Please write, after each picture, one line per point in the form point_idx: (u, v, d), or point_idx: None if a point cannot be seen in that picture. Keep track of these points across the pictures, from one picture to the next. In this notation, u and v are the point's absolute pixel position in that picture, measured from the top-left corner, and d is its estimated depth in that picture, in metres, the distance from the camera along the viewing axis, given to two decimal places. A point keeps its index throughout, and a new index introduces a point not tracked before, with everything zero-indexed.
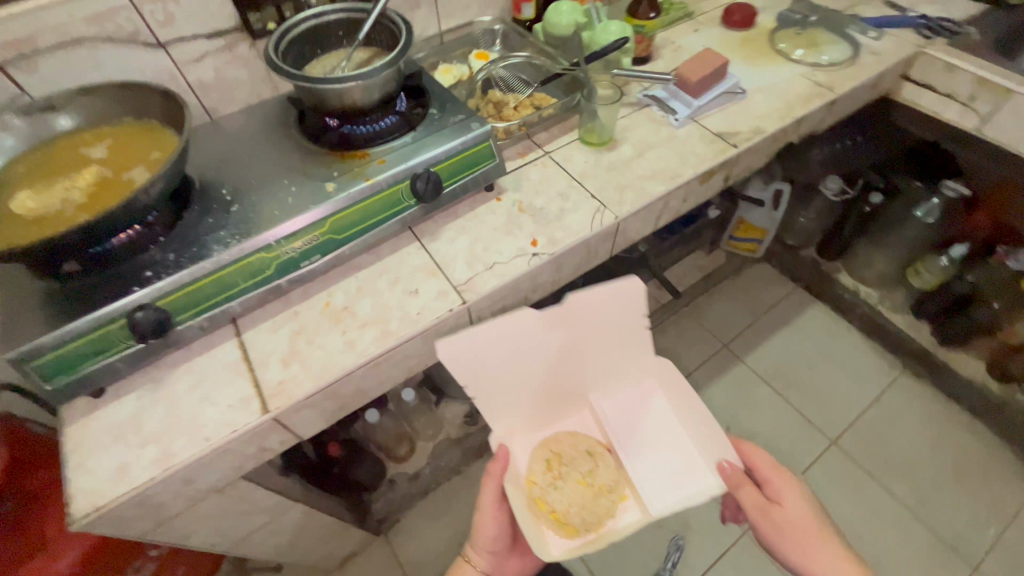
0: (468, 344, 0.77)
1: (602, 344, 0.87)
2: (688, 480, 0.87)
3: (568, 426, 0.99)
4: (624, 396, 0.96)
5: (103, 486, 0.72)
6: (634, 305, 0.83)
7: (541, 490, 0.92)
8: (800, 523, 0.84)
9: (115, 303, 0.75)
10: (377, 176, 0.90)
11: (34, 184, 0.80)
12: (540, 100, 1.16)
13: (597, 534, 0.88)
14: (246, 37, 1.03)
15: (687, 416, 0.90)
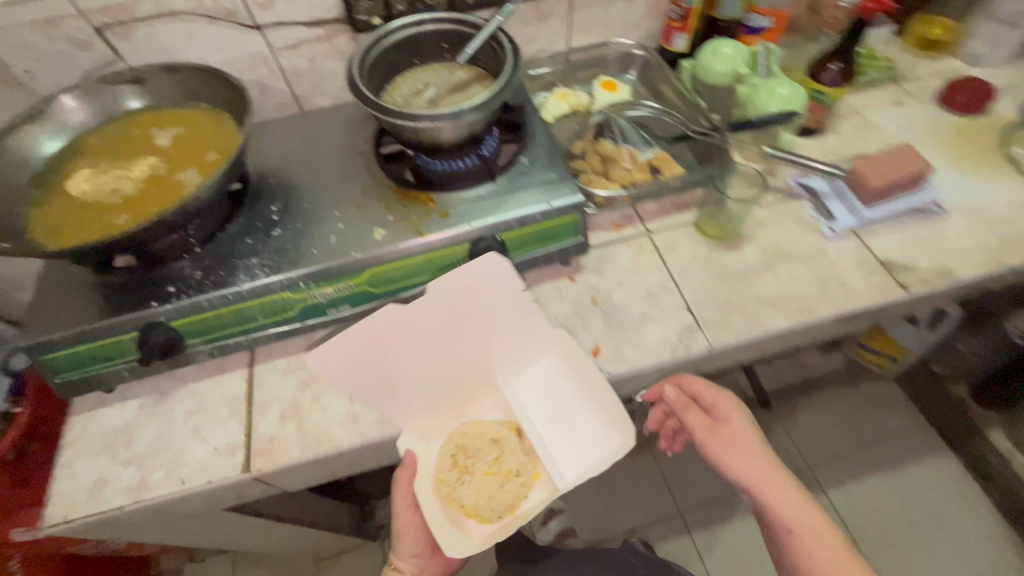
0: (335, 345, 0.66)
1: (474, 315, 0.71)
2: (597, 446, 0.73)
3: (474, 411, 0.80)
4: (532, 384, 0.78)
5: (77, 499, 0.69)
6: (503, 275, 0.70)
7: (450, 488, 0.77)
8: (754, 474, 0.72)
9: (129, 315, 0.70)
10: (434, 232, 0.77)
11: (94, 163, 0.77)
12: (659, 166, 0.94)
13: (512, 519, 0.75)
14: (348, 30, 0.92)
15: (580, 377, 0.74)
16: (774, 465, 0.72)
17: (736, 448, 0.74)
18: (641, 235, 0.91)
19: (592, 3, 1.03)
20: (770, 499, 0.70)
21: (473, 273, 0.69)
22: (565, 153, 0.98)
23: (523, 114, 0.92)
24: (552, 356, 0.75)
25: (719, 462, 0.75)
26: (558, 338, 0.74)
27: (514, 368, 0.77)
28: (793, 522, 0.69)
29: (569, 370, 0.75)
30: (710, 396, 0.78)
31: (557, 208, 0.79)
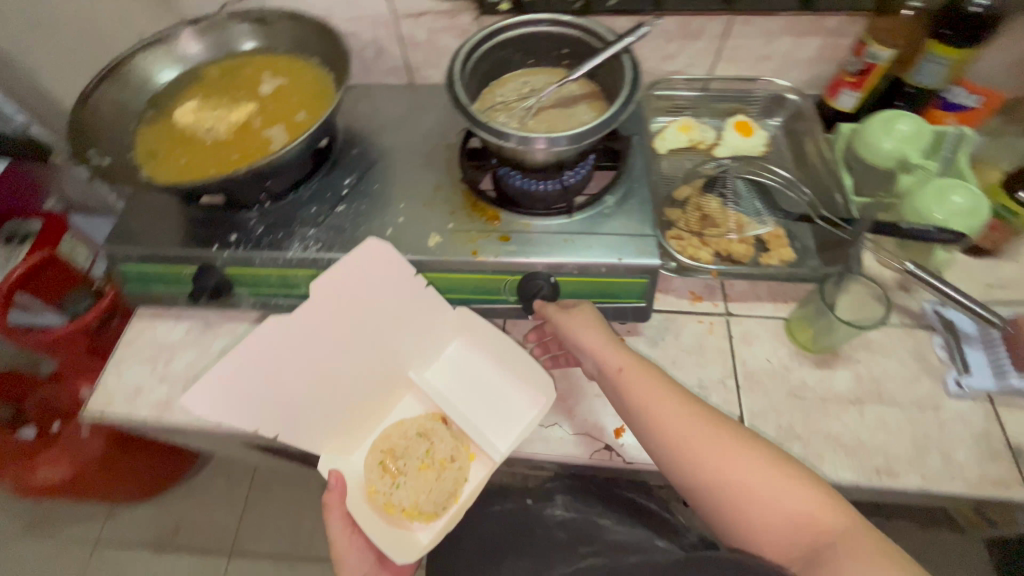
0: (218, 383, 0.61)
1: (370, 305, 0.70)
2: (518, 413, 0.73)
3: (393, 415, 0.79)
4: (441, 368, 0.79)
5: (114, 396, 0.77)
6: (385, 263, 0.67)
7: (386, 497, 0.72)
8: (671, 421, 0.62)
9: (191, 251, 0.74)
10: (487, 255, 0.72)
11: (202, 97, 0.80)
12: (770, 245, 0.81)
13: (456, 506, 0.72)
14: (474, 10, 0.86)
15: (500, 350, 0.75)
16: (620, 367, 0.66)
17: (646, 396, 0.64)
18: (718, 315, 0.80)
19: (754, 32, 0.87)
20: (692, 446, 0.60)
21: (352, 271, 0.66)
22: (665, 197, 0.87)
23: (629, 146, 0.82)
24: (460, 334, 0.78)
25: (627, 411, 0.65)
26: (465, 317, 0.74)
27: (420, 354, 0.78)
28: (727, 474, 0.58)
29: (468, 334, 0.77)
30: (609, 349, 0.68)
31: (625, 266, 0.71)
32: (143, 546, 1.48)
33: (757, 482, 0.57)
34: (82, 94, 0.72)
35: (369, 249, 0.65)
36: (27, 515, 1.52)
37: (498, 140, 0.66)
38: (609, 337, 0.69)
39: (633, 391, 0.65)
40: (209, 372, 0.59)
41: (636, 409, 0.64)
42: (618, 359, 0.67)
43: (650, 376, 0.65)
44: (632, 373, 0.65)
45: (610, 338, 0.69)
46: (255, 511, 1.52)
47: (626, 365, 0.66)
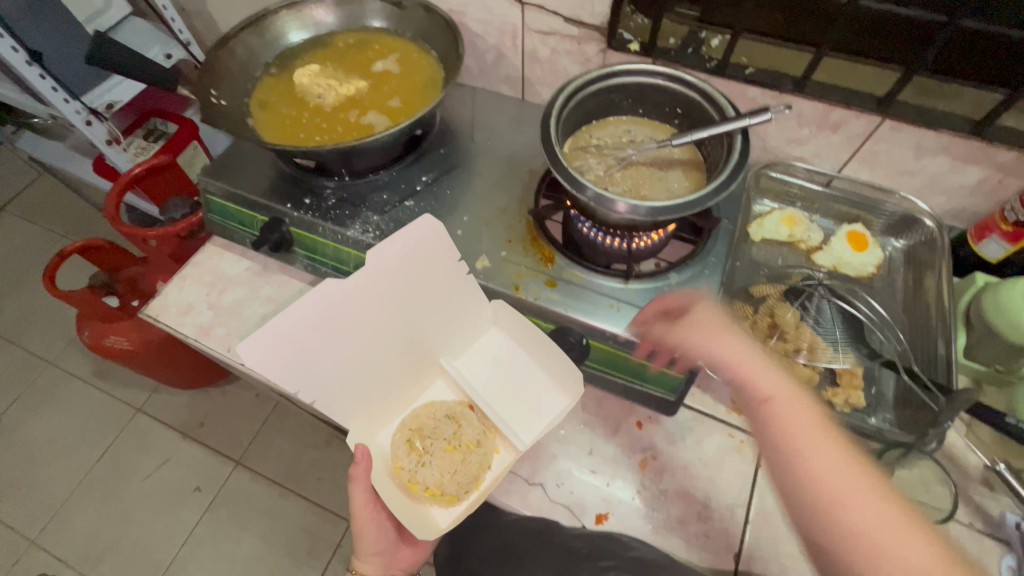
0: (274, 332, 0.57)
1: (424, 278, 0.65)
2: (548, 406, 0.69)
3: (425, 396, 0.75)
4: (473, 359, 0.74)
5: (170, 306, 0.85)
6: (431, 238, 0.62)
7: (410, 474, 0.68)
8: (800, 436, 0.51)
9: (267, 202, 0.79)
10: (530, 294, 0.70)
11: (325, 65, 0.85)
12: (841, 381, 0.71)
13: (478, 493, 0.67)
14: (601, 42, 0.83)
15: (534, 348, 0.70)
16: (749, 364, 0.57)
17: (779, 400, 0.54)
18: (752, 435, 0.74)
19: (904, 141, 0.76)
20: (819, 467, 0.48)
21: (409, 241, 0.61)
22: (741, 289, 0.79)
23: (716, 228, 0.75)
24: (497, 321, 0.73)
25: (755, 417, 0.55)
26: (500, 309, 0.70)
27: (454, 340, 0.73)
28: (842, 511, 0.46)
29: (505, 327, 0.72)
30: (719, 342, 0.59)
31: (665, 354, 0.65)
32: (171, 427, 1.64)
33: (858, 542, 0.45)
34: (222, 36, 0.79)
35: (420, 224, 0.60)
36: (95, 365, 1.74)
37: (574, 189, 0.63)
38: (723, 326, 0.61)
39: (764, 395, 0.55)
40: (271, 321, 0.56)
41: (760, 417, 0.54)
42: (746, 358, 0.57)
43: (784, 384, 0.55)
44: (768, 372, 0.56)
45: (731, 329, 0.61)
46: (267, 434, 1.63)
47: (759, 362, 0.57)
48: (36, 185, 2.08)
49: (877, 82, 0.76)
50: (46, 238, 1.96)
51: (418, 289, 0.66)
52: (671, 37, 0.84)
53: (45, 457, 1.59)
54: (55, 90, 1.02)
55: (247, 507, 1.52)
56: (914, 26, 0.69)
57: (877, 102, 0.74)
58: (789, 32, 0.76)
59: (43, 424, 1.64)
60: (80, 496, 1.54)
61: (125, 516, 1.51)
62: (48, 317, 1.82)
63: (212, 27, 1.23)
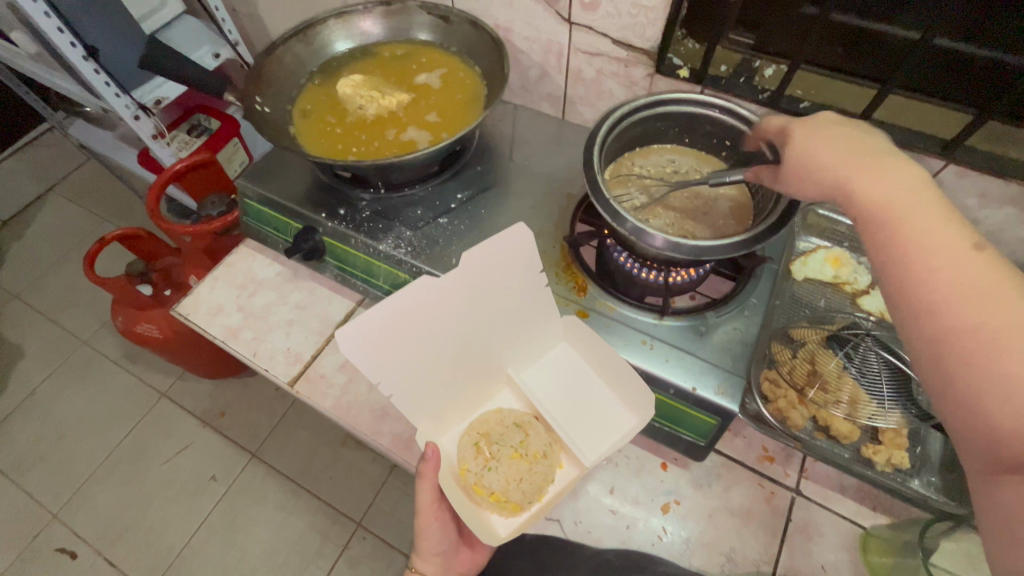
0: (371, 322, 0.55)
1: (511, 285, 0.62)
2: (616, 427, 0.67)
3: (491, 402, 0.73)
4: (542, 371, 0.72)
5: (201, 306, 0.86)
6: (529, 246, 0.60)
7: (476, 477, 0.66)
8: (945, 266, 0.42)
9: (302, 210, 0.79)
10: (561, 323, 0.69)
11: (368, 76, 0.85)
12: (883, 438, 0.67)
13: (540, 505, 0.65)
14: (649, 66, 0.81)
15: (606, 366, 0.67)
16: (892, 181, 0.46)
17: (918, 214, 0.45)
18: (784, 487, 0.70)
19: (968, 187, 0.72)
20: (948, 303, 0.41)
21: (509, 246, 0.59)
22: (780, 331, 0.76)
23: (760, 268, 0.73)
24: (569, 336, 0.70)
25: (883, 251, 0.46)
26: (571, 324, 0.67)
27: (527, 351, 0.71)
28: (984, 346, 0.39)
29: (579, 341, 0.69)
30: (851, 164, 0.48)
31: (697, 398, 0.63)
32: (193, 415, 1.67)
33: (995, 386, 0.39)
34: (270, 45, 0.80)
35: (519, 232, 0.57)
36: (126, 348, 1.79)
37: (613, 221, 0.61)
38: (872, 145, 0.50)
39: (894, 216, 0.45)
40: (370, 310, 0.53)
41: (884, 252, 0.46)
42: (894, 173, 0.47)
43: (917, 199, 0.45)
44: (906, 188, 0.46)
45: (865, 145, 0.50)
46: (284, 429, 1.64)
47: (907, 177, 0.46)
48: (84, 169, 2.17)
49: (942, 123, 0.72)
50: (89, 220, 2.03)
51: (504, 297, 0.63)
52: (722, 65, 0.80)
53: (73, 434, 1.64)
54: (108, 86, 1.04)
55: (260, 501, 1.53)
56: (988, 68, 0.65)
57: (940, 146, 0.70)
58: (850, 66, 0.74)
59: (72, 402, 1.70)
60: (102, 475, 1.58)
61: (143, 499, 1.54)
62: (84, 298, 1.88)
63: (261, 29, 1.25)
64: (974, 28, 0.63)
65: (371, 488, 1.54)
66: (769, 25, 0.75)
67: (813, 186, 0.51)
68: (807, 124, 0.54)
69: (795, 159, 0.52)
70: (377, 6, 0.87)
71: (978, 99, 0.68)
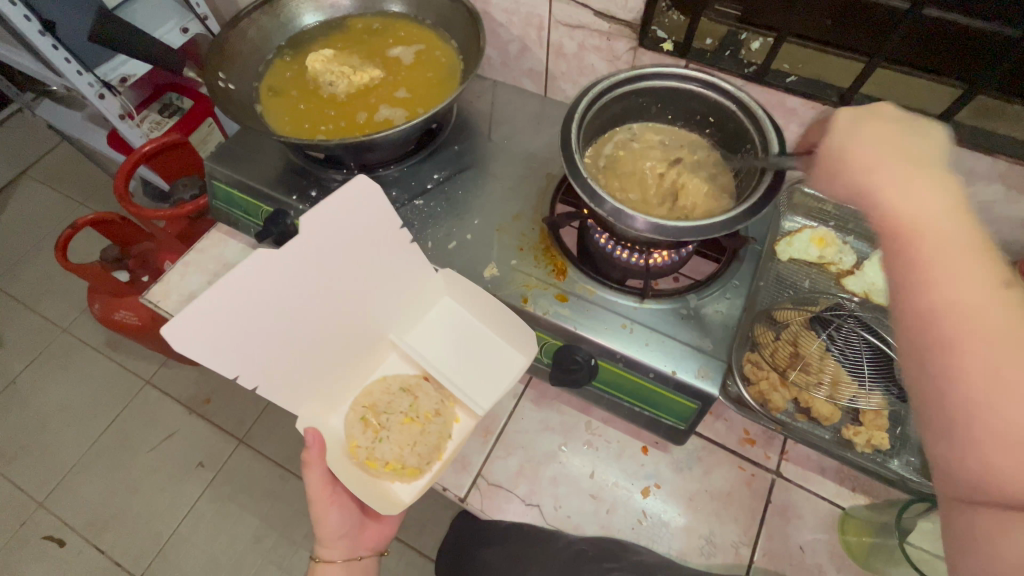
0: (207, 313, 0.53)
1: (363, 244, 0.62)
2: (505, 371, 0.68)
3: (377, 371, 0.73)
4: (425, 333, 0.73)
5: (171, 293, 0.83)
6: (371, 198, 0.59)
7: (367, 451, 0.66)
8: (954, 291, 0.38)
9: (272, 193, 0.76)
10: (538, 307, 0.67)
11: (340, 50, 0.81)
12: (863, 419, 0.67)
13: (440, 463, 0.66)
14: (632, 39, 0.78)
15: (486, 314, 0.68)
16: (920, 195, 0.42)
17: (938, 234, 0.40)
18: (765, 469, 0.70)
19: (955, 164, 0.70)
20: (963, 332, 0.37)
21: (347, 205, 0.58)
22: (764, 312, 0.75)
23: (742, 248, 0.71)
24: (447, 293, 0.71)
25: (899, 268, 0.42)
26: (449, 278, 0.68)
27: (403, 313, 0.71)
28: (970, 386, 0.36)
29: (457, 294, 0.70)
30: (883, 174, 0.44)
31: (677, 382, 0.62)
32: (178, 401, 1.65)
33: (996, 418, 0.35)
34: (234, 17, 0.76)
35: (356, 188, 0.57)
36: (107, 335, 1.75)
37: (590, 202, 0.59)
38: (919, 151, 0.45)
39: (918, 234, 0.41)
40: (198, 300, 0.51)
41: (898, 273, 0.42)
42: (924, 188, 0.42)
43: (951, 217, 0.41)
44: (942, 213, 0.41)
45: (912, 149, 0.45)
46: (270, 416, 1.62)
47: (938, 194, 0.42)
48: (59, 152, 2.10)
49: (930, 99, 0.70)
50: (64, 204, 1.97)
51: (356, 256, 0.63)
52: (708, 38, 0.78)
53: (56, 423, 1.62)
54: (69, 62, 1.00)
55: (248, 486, 1.53)
56: (978, 39, 0.63)
57: (929, 121, 0.68)
58: (838, 39, 0.72)
59: (53, 389, 1.67)
60: (87, 463, 1.56)
61: (128, 487, 1.53)
62: (62, 284, 1.84)
63: (231, 2, 1.19)
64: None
65: None
66: None
67: (836, 188, 0.49)
68: (855, 118, 0.50)
69: (829, 158, 0.49)
70: None
71: (968, 71, 0.66)
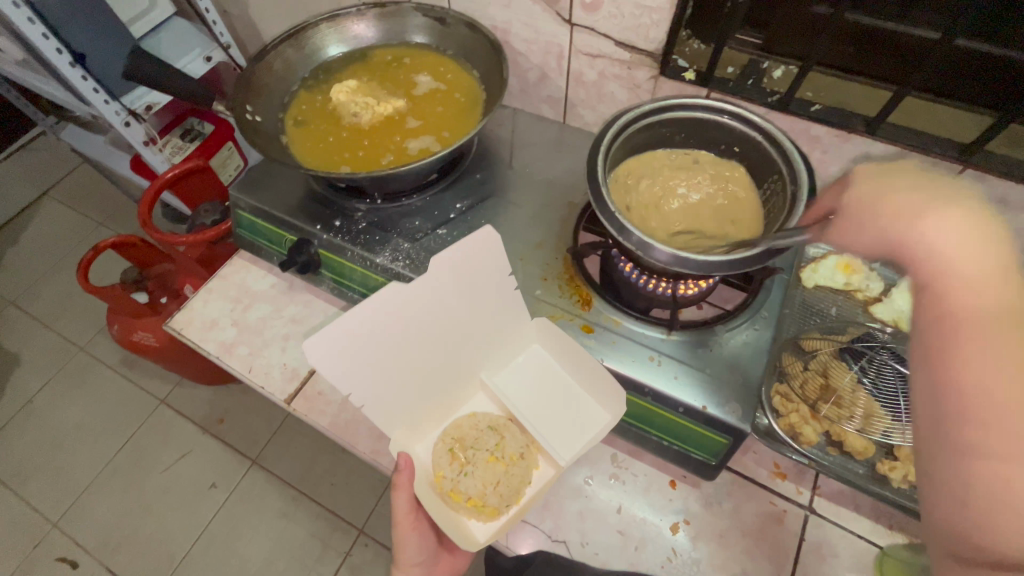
0: (342, 336, 0.56)
1: (479, 290, 0.64)
2: (592, 424, 0.67)
3: (465, 407, 0.73)
4: (513, 373, 0.72)
5: (196, 321, 0.83)
6: (494, 247, 0.61)
7: (452, 483, 0.65)
8: (982, 352, 0.38)
9: (297, 223, 0.77)
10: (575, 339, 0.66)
11: (364, 81, 0.83)
12: (898, 453, 0.65)
13: (519, 509, 0.65)
14: (653, 68, 0.78)
15: (574, 363, 0.67)
16: (961, 243, 0.41)
17: (970, 293, 0.40)
18: (796, 505, 0.68)
19: (986, 193, 0.69)
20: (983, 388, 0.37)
21: (471, 250, 0.59)
22: (791, 340, 0.74)
23: (770, 278, 0.70)
24: (541, 337, 0.70)
25: (925, 315, 0.42)
26: (542, 325, 0.67)
27: (497, 354, 0.71)
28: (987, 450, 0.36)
29: (547, 341, 0.70)
30: (897, 226, 0.45)
31: (707, 417, 0.60)
32: (192, 421, 1.65)
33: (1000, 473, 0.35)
34: (261, 50, 0.78)
35: (482, 238, 0.59)
36: (123, 354, 1.76)
37: (617, 234, 0.58)
38: (954, 202, 0.43)
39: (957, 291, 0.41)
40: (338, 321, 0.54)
41: (930, 321, 0.42)
42: (958, 227, 0.41)
43: (1000, 279, 0.40)
44: (990, 267, 0.40)
45: (944, 202, 0.43)
46: (283, 436, 1.61)
47: (979, 239, 0.41)
48: (80, 172, 2.14)
49: (958, 128, 0.69)
50: (86, 224, 2.00)
51: (468, 301, 0.64)
52: (728, 66, 0.79)
53: (71, 442, 1.62)
54: (96, 91, 1.01)
55: (260, 508, 1.51)
56: (1009, 69, 0.62)
57: (959, 150, 0.67)
58: (862, 67, 0.72)
59: (70, 409, 1.68)
60: (102, 483, 1.56)
61: (141, 508, 1.52)
62: (81, 303, 1.86)
63: (254, 31, 1.22)
64: (993, 26, 0.61)
65: (372, 496, 1.51)
66: (777, 24, 0.73)
67: (867, 233, 0.47)
68: (879, 171, 0.49)
69: (850, 214, 0.49)
70: (371, 9, 0.84)
71: (999, 99, 0.66)
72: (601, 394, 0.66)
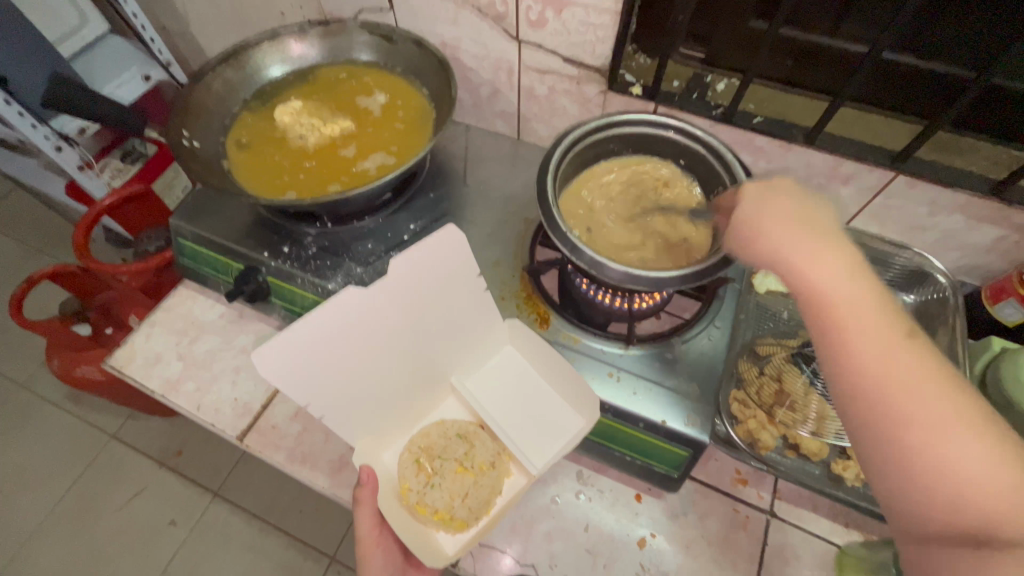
0: (294, 344, 0.53)
1: (442, 292, 0.62)
2: (564, 429, 0.66)
3: (434, 414, 0.71)
4: (485, 376, 0.71)
5: (137, 357, 0.79)
6: (456, 247, 0.59)
7: (418, 496, 0.64)
8: (896, 384, 0.40)
9: (244, 249, 0.73)
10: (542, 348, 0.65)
11: (310, 102, 0.80)
12: (851, 453, 0.67)
13: (489, 519, 0.64)
14: (601, 82, 0.79)
15: (547, 366, 0.67)
16: (843, 276, 0.44)
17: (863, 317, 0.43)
18: (758, 510, 0.69)
19: (918, 198, 0.73)
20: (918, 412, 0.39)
21: (433, 252, 0.57)
22: (745, 346, 0.75)
23: (723, 288, 0.71)
24: (513, 340, 0.69)
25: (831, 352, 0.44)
26: (515, 328, 0.67)
27: (468, 356, 0.69)
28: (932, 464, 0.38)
29: (519, 345, 0.69)
30: (789, 246, 0.45)
31: (667, 431, 0.61)
32: (146, 456, 1.56)
33: (936, 465, 0.38)
34: (198, 72, 0.75)
35: (444, 238, 0.57)
36: (68, 390, 1.65)
37: (570, 253, 0.58)
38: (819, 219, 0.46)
39: (847, 315, 0.43)
40: (288, 329, 0.51)
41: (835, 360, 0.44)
42: (838, 250, 0.44)
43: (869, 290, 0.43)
44: (863, 293, 0.43)
45: (813, 217, 0.47)
46: (246, 467, 1.54)
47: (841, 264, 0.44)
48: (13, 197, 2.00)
49: (888, 136, 0.72)
50: (23, 252, 1.88)
51: (429, 305, 0.62)
52: (674, 80, 0.79)
53: (14, 488, 1.51)
54: (22, 115, 0.93)
55: (222, 545, 1.44)
56: (934, 79, 0.65)
57: (891, 158, 0.70)
58: (799, 79, 0.74)
59: (8, 452, 1.56)
60: (49, 529, 1.46)
61: (93, 553, 1.42)
62: (19, 337, 1.74)
63: (194, 47, 1.17)
64: (915, 40, 0.64)
65: (343, 521, 1.45)
66: (718, 40, 0.74)
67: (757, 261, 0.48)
68: (762, 190, 0.50)
69: (748, 236, 0.49)
70: (313, 28, 0.82)
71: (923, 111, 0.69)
72: (574, 399, 0.65)
